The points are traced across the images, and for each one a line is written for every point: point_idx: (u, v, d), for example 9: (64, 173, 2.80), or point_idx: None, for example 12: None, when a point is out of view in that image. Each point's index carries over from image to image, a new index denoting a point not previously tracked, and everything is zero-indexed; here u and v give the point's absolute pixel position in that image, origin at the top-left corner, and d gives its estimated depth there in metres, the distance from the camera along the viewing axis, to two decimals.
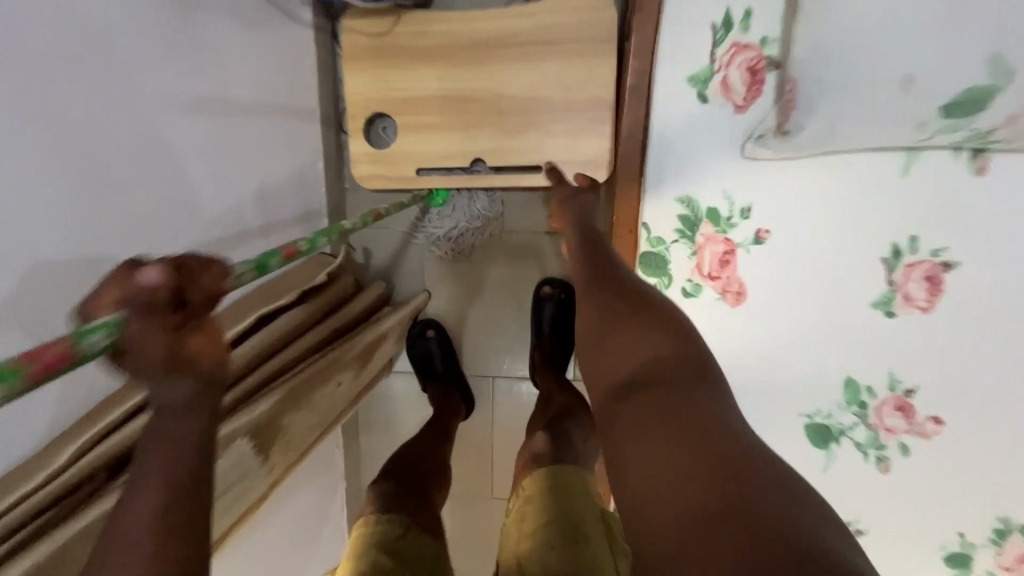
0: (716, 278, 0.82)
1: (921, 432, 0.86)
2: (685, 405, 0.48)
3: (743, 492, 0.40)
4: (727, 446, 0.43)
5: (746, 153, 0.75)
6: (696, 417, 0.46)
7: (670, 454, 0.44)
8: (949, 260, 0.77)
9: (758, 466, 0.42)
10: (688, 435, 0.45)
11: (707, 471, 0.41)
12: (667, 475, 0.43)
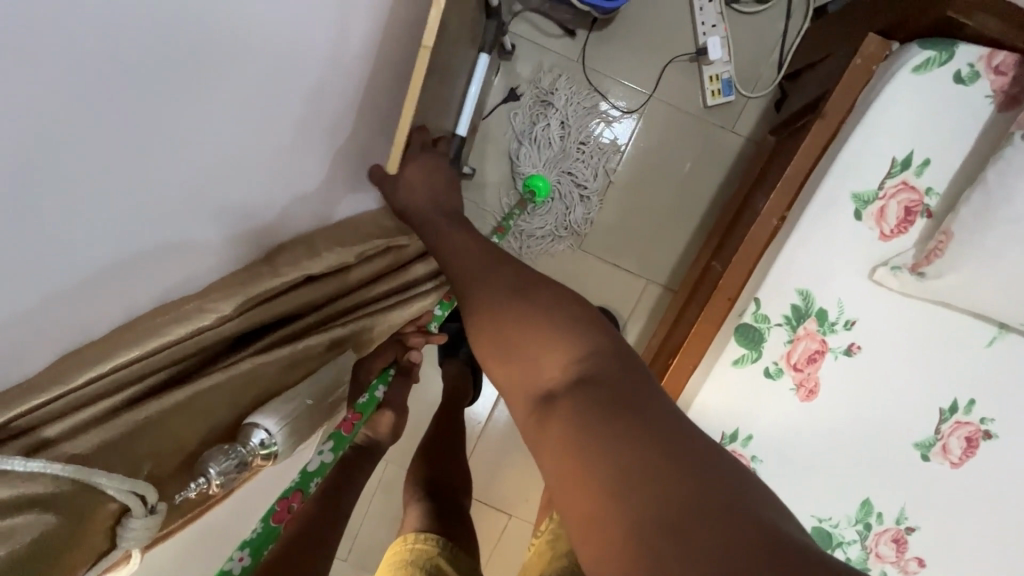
0: (799, 370, 0.89)
1: (904, 569, 0.95)
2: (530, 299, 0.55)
3: (602, 361, 0.50)
4: (562, 314, 0.53)
5: (875, 276, 0.83)
6: (518, 298, 0.56)
7: (543, 345, 0.52)
8: (989, 429, 0.88)
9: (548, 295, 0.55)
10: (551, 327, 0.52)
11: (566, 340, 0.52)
12: (546, 361, 0.51)
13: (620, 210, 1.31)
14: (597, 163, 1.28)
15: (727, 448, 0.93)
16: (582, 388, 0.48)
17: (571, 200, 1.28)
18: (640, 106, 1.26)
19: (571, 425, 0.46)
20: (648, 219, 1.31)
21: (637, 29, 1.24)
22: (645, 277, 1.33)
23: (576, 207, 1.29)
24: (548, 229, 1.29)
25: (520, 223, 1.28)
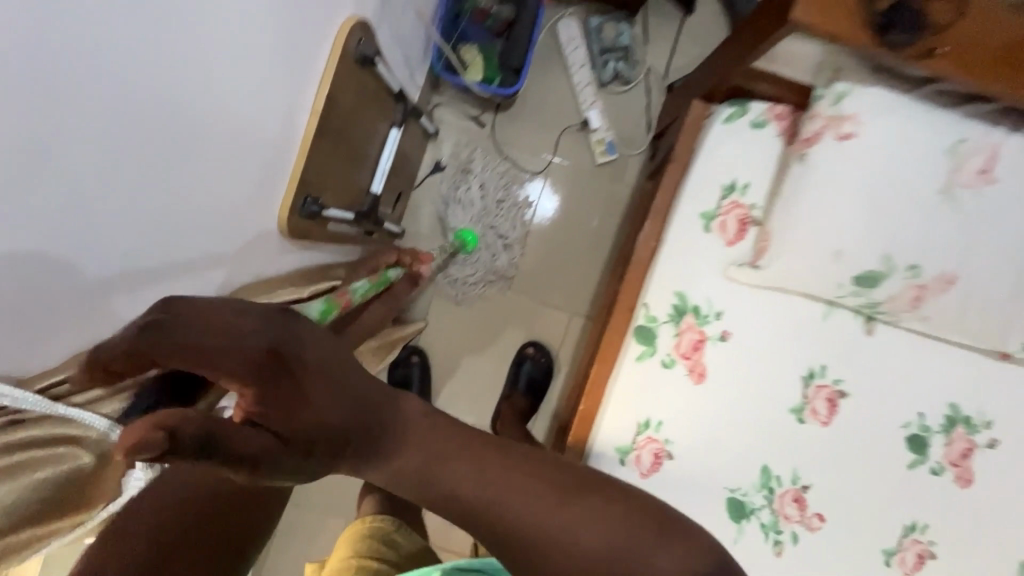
0: (688, 358, 1.07)
1: (808, 524, 1.11)
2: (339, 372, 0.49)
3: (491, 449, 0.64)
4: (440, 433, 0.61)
5: (728, 275, 1.05)
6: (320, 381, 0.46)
7: (446, 465, 0.60)
8: (843, 389, 1.09)
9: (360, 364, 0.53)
10: (449, 445, 0.61)
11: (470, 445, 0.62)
12: (460, 475, 0.60)
13: (538, 254, 1.52)
14: (515, 216, 1.51)
15: (643, 435, 1.09)
16: (498, 483, 0.62)
17: (495, 250, 1.49)
18: (544, 169, 1.53)
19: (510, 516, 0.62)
20: (562, 259, 1.53)
21: (533, 109, 1.52)
22: (569, 309, 1.52)
23: (500, 254, 1.49)
24: (477, 274, 1.48)
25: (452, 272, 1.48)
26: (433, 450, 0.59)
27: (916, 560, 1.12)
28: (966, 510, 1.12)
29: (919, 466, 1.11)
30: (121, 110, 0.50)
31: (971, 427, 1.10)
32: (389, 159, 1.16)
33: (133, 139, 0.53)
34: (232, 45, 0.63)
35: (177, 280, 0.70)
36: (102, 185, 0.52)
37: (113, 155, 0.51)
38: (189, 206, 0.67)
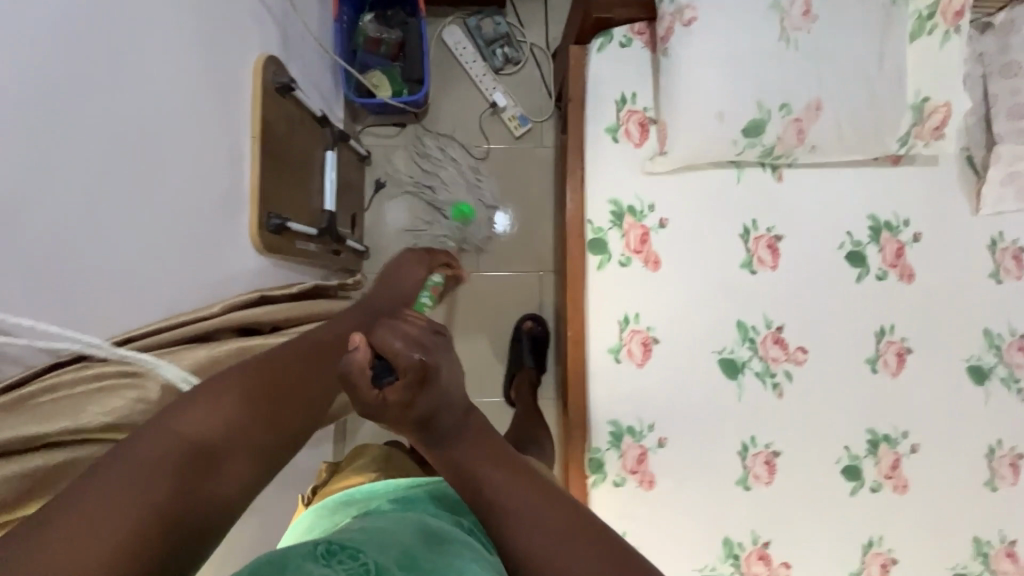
0: (639, 252, 1.21)
1: (795, 360, 1.23)
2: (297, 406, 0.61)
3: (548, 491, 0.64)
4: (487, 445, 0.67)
5: (645, 170, 1.21)
6: (273, 414, 0.58)
7: (494, 481, 0.64)
8: (777, 233, 1.23)
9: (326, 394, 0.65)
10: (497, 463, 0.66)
11: (512, 473, 0.65)
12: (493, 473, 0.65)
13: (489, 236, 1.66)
14: (482, 212, 1.66)
15: (627, 330, 1.21)
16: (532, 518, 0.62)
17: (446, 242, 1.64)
18: (476, 157, 1.69)
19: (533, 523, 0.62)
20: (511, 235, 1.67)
21: (445, 110, 1.69)
22: (538, 270, 1.67)
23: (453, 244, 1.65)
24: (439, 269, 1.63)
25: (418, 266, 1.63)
26: (483, 449, 0.67)
27: (897, 359, 1.25)
28: (921, 301, 1.26)
29: (866, 277, 1.25)
30: (67, 152, 0.64)
31: (894, 229, 1.25)
32: (332, 177, 1.29)
33: (96, 184, 0.69)
34: (147, 95, 0.78)
35: (163, 290, 0.81)
36: (81, 220, 0.67)
37: (74, 189, 0.66)
38: (160, 237, 0.82)
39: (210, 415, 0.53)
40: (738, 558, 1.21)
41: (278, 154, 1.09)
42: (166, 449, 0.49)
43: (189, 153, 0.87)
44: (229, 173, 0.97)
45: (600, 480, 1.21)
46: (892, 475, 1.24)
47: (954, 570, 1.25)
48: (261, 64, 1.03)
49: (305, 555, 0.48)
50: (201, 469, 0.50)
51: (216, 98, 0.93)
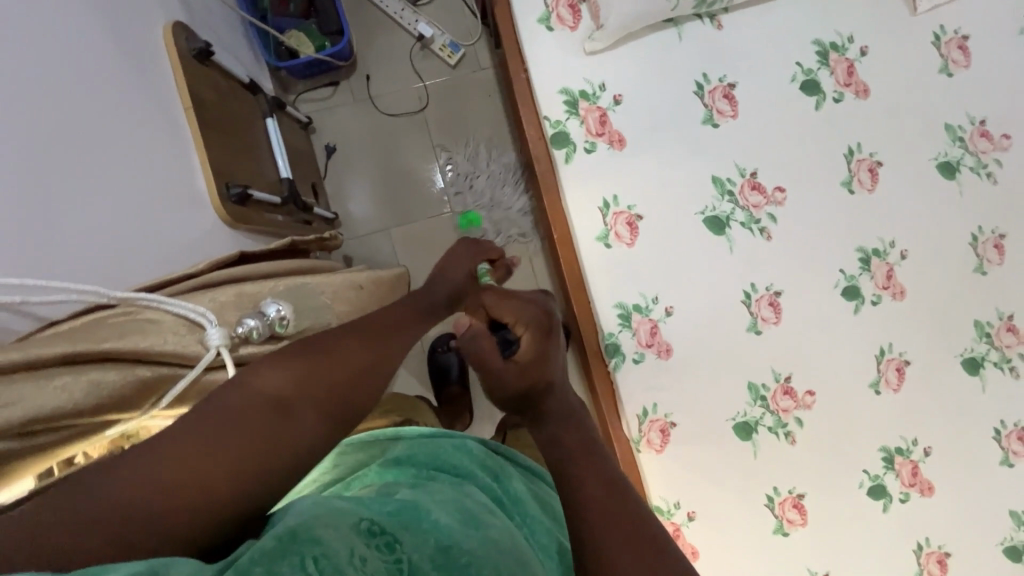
0: (602, 134, 1.20)
1: (775, 201, 1.25)
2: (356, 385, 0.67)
3: (623, 493, 0.63)
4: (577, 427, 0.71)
5: (587, 50, 1.19)
6: (339, 384, 0.65)
7: (567, 459, 0.66)
8: (730, 82, 1.23)
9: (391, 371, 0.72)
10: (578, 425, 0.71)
11: (589, 453, 0.67)
12: (573, 443, 0.68)
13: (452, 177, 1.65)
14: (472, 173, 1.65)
15: (610, 214, 1.22)
16: (593, 517, 0.60)
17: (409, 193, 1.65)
18: (420, 97, 1.65)
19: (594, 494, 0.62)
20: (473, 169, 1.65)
21: (374, 57, 1.63)
22: (512, 192, 1.66)
23: (416, 192, 1.65)
24: (410, 219, 1.64)
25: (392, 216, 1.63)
26: (563, 420, 0.71)
27: (870, 174, 1.28)
28: (881, 112, 1.28)
29: (825, 103, 1.26)
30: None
31: (841, 49, 1.25)
32: (279, 144, 1.25)
33: (38, 172, 0.67)
34: (61, 75, 0.74)
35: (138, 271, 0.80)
36: (37, 207, 0.66)
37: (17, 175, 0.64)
38: (125, 219, 0.81)
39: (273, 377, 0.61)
40: (766, 398, 1.27)
41: (217, 124, 1.05)
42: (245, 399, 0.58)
43: (124, 133, 0.84)
44: (171, 150, 0.93)
45: (619, 362, 1.24)
46: (888, 285, 1.30)
47: (963, 355, 1.32)
48: (169, 32, 0.98)
49: (355, 530, 0.52)
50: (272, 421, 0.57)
51: (133, 73, 0.89)
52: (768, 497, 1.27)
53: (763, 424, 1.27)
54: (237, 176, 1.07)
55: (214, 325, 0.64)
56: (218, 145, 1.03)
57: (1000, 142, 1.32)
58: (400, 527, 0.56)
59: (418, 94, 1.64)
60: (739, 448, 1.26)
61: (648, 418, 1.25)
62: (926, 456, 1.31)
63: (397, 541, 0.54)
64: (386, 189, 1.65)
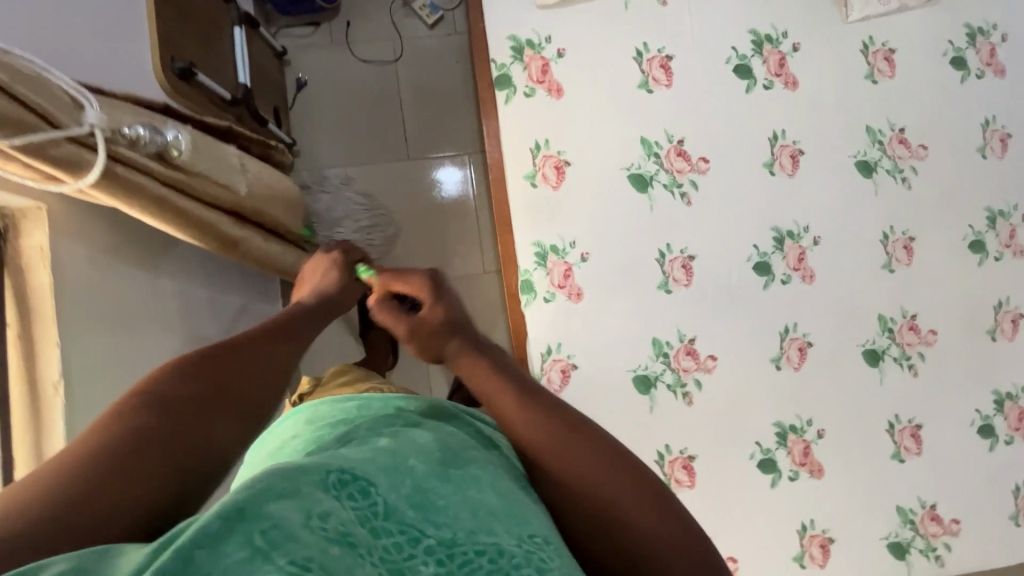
0: (542, 82, 1.29)
1: (699, 169, 1.32)
2: (243, 394, 0.67)
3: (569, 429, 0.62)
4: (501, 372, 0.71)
5: (539, 4, 1.28)
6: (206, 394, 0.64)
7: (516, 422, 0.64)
8: (668, 54, 1.32)
9: (282, 366, 0.74)
10: (510, 387, 0.68)
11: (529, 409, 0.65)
12: (517, 423, 0.65)
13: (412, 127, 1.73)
14: (431, 125, 1.73)
15: (540, 156, 1.28)
16: (557, 466, 0.60)
17: (369, 132, 1.72)
18: (394, 48, 1.74)
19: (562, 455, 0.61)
20: (434, 122, 1.74)
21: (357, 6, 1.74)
22: (465, 153, 1.73)
23: (377, 134, 1.72)
24: (365, 156, 1.71)
25: (349, 151, 1.71)
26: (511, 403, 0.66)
27: (791, 160, 1.36)
28: (807, 105, 1.36)
29: (755, 88, 1.35)
30: None
31: (775, 42, 1.35)
32: (242, 48, 1.32)
33: None
34: None
35: None
36: None
37: None
38: (57, 42, 0.86)
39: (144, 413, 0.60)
40: (668, 355, 1.30)
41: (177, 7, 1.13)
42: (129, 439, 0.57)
43: None
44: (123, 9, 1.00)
45: (531, 299, 1.28)
46: (799, 267, 1.36)
47: (864, 346, 1.36)
48: None
49: (318, 485, 0.44)
50: (183, 446, 0.60)
51: None
52: (660, 452, 1.28)
53: (662, 380, 1.30)
54: (186, 56, 1.12)
55: (95, 110, 0.66)
56: (173, 22, 1.10)
57: (917, 151, 1.40)
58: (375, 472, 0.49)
59: (393, 46, 1.74)
60: (636, 400, 1.29)
61: (552, 357, 1.28)
62: (818, 438, 1.33)
63: (373, 488, 0.47)
64: (348, 126, 1.72)
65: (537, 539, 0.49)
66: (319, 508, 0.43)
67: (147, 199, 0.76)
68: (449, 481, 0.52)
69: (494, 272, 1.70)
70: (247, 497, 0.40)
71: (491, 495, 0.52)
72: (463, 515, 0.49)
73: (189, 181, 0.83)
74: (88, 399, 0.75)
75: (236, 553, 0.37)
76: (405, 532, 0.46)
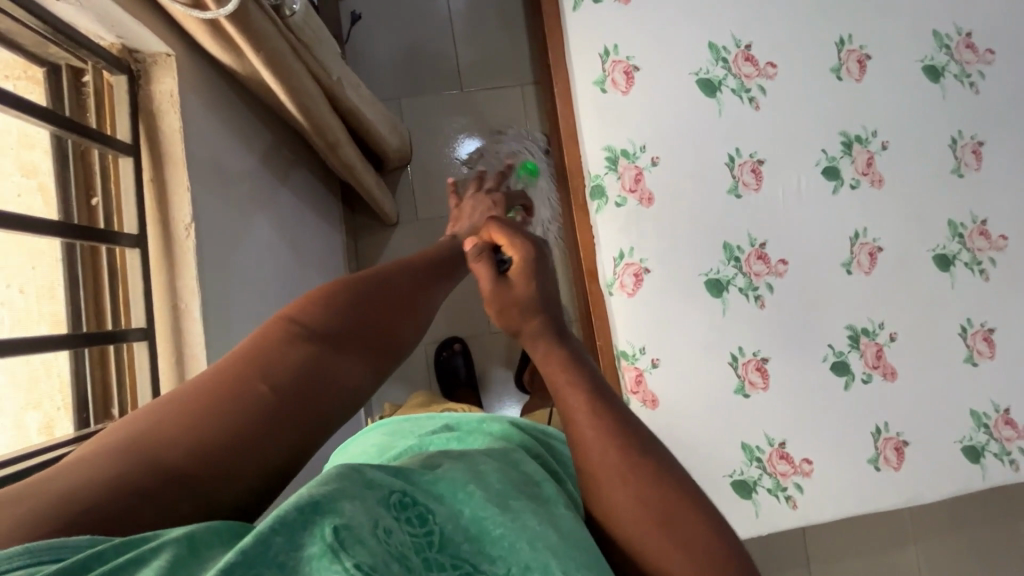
0: None
1: (766, 74, 1.32)
2: (383, 331, 0.60)
3: (677, 506, 0.47)
4: (577, 373, 0.53)
5: None
6: (383, 313, 0.60)
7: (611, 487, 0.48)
8: None
9: (426, 300, 0.67)
10: (588, 392, 0.52)
11: (621, 466, 0.48)
12: (609, 492, 0.48)
13: (467, 59, 1.74)
14: (486, 58, 1.75)
15: (609, 62, 1.29)
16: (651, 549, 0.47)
17: (424, 64, 1.73)
18: None
19: (622, 498, 0.48)
20: (488, 54, 1.75)
21: None
22: (518, 84, 1.74)
23: (431, 67, 1.73)
24: (420, 87, 1.73)
25: (405, 83, 1.73)
26: (617, 463, 0.48)
27: (858, 65, 1.35)
28: (873, 9, 1.36)
29: None
30: None
31: None
32: None
33: None
34: None
35: None
36: None
37: None
38: None
39: (317, 312, 0.56)
40: (739, 259, 1.30)
41: None
42: (289, 373, 0.52)
43: None
44: None
45: (602, 205, 1.29)
46: (868, 172, 1.35)
47: (935, 252, 1.36)
48: None
49: (382, 502, 0.41)
50: (331, 385, 0.55)
51: None
52: (732, 355, 1.29)
53: (733, 284, 1.30)
54: None
55: None
56: None
57: (984, 56, 1.39)
58: (435, 496, 0.45)
59: None
60: (708, 303, 1.29)
61: (623, 262, 1.29)
62: (890, 341, 1.33)
63: (432, 518, 0.43)
64: (403, 57, 1.73)
65: None
66: (381, 524, 0.39)
67: (264, 51, 0.77)
68: (510, 508, 0.46)
69: None
70: (324, 497, 0.38)
71: (553, 527, 0.45)
72: (522, 548, 0.43)
73: (298, 45, 0.86)
74: (208, 244, 0.79)
75: (311, 548, 0.35)
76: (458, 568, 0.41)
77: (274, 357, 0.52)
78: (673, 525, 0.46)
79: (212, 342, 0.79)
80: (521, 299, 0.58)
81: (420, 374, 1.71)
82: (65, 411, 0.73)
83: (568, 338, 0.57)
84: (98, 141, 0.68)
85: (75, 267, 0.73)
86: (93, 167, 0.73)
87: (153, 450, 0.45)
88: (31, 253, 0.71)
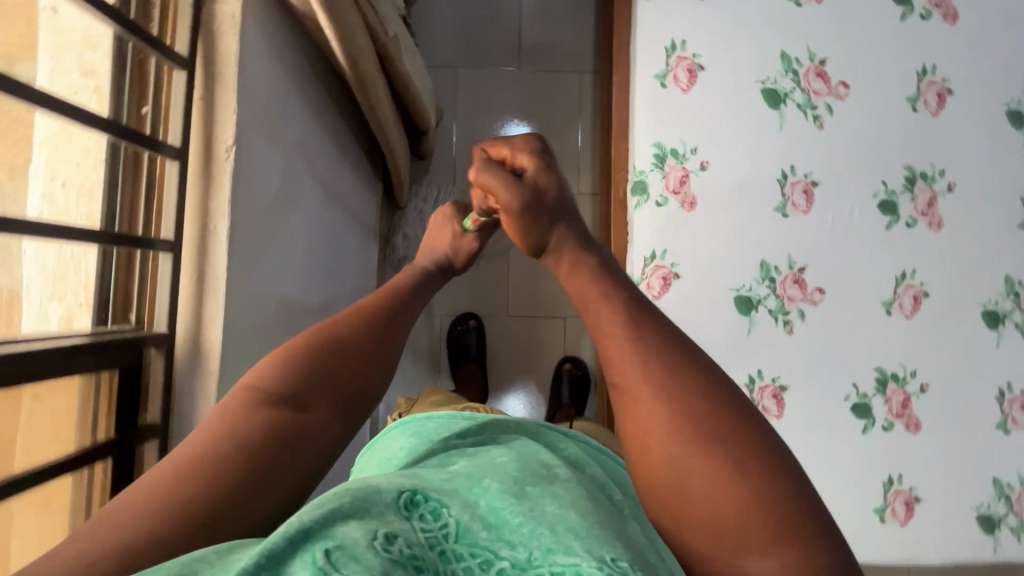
0: None
1: (837, 94, 1.26)
2: (355, 382, 0.56)
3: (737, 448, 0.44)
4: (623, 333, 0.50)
5: None
6: (352, 360, 0.57)
7: (664, 441, 0.45)
8: None
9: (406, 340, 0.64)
10: (635, 341, 0.49)
11: (672, 411, 0.45)
12: (663, 444, 0.45)
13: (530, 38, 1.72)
14: (549, 39, 1.72)
15: (674, 57, 1.25)
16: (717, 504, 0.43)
17: (486, 37, 1.72)
18: None
19: (672, 445, 0.44)
20: (552, 36, 1.72)
21: None
22: (577, 71, 1.71)
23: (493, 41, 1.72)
24: (479, 59, 1.71)
25: (464, 52, 1.71)
26: (670, 407, 0.46)
27: (937, 99, 1.28)
28: (964, 42, 1.28)
29: (910, 17, 1.27)
30: None
31: None
32: None
33: None
34: None
35: None
36: None
37: None
38: None
39: (277, 368, 0.53)
40: (774, 280, 1.26)
41: None
42: (262, 438, 0.49)
43: None
44: None
45: (642, 202, 1.26)
46: (927, 213, 1.28)
47: (985, 307, 1.28)
48: None
49: (390, 505, 0.40)
50: (308, 441, 0.52)
51: None
52: (750, 376, 1.25)
53: (764, 305, 1.26)
54: None
55: None
56: None
57: None
58: (448, 493, 0.44)
59: None
60: (735, 320, 1.25)
61: (653, 263, 1.26)
62: (920, 392, 1.27)
63: (445, 511, 0.42)
64: (467, 27, 1.72)
65: (622, 563, 0.39)
66: (387, 528, 0.38)
67: None
68: (525, 497, 0.45)
69: (588, 194, 1.68)
70: (315, 517, 0.36)
71: (574, 515, 0.44)
72: (543, 533, 0.42)
73: None
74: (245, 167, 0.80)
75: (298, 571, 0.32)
76: (477, 556, 0.39)
77: (240, 424, 0.49)
78: (736, 472, 0.43)
79: (235, 263, 0.80)
80: (551, 206, 0.60)
81: (432, 345, 1.72)
82: (87, 308, 0.74)
83: (594, 245, 0.60)
84: (157, 48, 0.70)
85: (117, 169, 0.74)
86: (146, 76, 0.75)
87: (122, 534, 0.40)
88: (78, 151, 0.71)
